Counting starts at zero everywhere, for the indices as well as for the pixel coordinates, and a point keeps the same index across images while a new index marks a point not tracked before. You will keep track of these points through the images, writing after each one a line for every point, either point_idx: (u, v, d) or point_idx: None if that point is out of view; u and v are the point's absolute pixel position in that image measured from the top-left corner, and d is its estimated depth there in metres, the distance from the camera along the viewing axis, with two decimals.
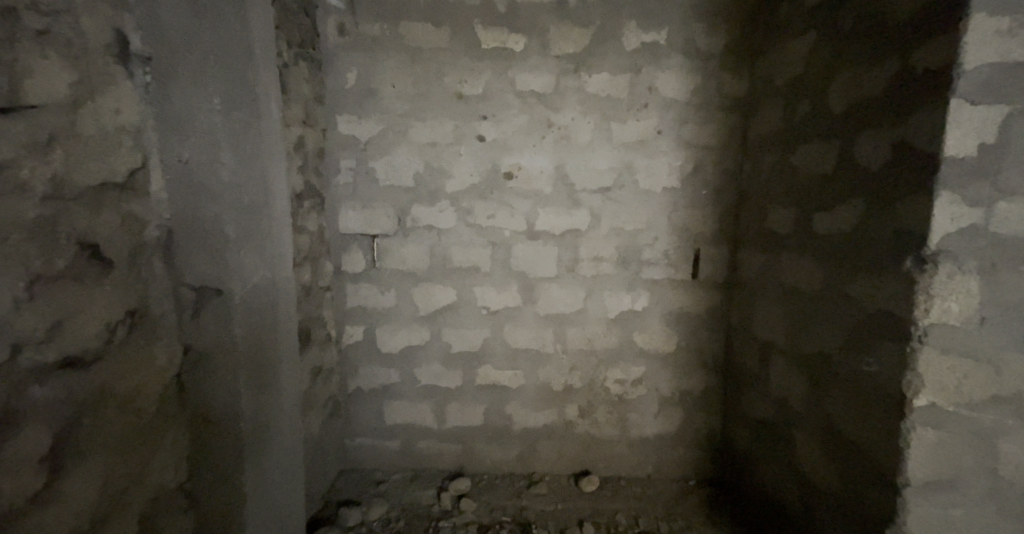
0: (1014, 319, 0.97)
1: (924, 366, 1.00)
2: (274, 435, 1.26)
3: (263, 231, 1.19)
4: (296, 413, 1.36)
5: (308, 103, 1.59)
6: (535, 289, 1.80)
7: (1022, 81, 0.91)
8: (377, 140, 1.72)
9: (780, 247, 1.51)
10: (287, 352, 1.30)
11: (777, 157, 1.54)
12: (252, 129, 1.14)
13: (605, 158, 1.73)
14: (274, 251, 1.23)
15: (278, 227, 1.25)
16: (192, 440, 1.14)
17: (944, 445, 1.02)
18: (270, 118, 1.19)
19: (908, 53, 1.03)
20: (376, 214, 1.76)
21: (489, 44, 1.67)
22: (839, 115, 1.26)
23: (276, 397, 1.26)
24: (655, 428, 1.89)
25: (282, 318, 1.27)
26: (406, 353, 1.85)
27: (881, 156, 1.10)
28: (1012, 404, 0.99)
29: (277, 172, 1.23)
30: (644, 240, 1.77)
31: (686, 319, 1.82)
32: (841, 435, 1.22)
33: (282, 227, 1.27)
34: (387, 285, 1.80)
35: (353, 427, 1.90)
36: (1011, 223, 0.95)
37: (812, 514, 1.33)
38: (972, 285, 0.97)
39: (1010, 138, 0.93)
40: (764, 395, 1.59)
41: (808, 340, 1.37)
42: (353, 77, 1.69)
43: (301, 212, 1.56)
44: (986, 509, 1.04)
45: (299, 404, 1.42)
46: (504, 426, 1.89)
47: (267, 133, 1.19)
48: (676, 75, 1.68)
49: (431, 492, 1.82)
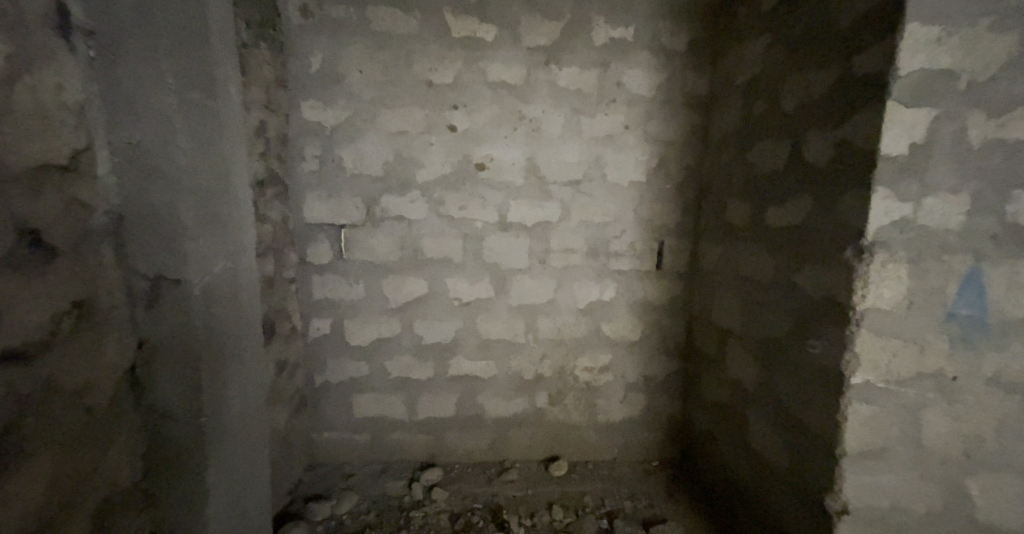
0: (935, 303, 1.09)
1: (860, 346, 1.11)
2: (237, 431, 1.22)
3: (225, 222, 1.15)
4: (260, 407, 1.32)
5: (270, 87, 1.53)
6: (506, 280, 1.82)
7: (948, 86, 1.02)
8: (343, 127, 1.67)
9: (736, 239, 1.61)
10: (250, 345, 1.25)
11: (734, 153, 1.62)
12: (212, 112, 1.10)
13: (575, 152, 1.76)
14: (235, 242, 1.19)
15: (239, 217, 1.21)
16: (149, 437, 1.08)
17: (876, 417, 1.13)
18: (228, 102, 1.15)
19: (851, 58, 1.12)
20: (343, 204, 1.72)
21: (460, 33, 1.66)
22: (790, 114, 1.35)
23: (239, 392, 1.22)
24: (621, 413, 1.96)
25: (245, 309, 1.23)
26: (375, 345, 1.82)
27: (827, 153, 1.19)
28: (932, 379, 1.12)
29: (236, 158, 1.19)
30: (612, 232, 1.82)
31: (650, 308, 1.90)
32: (788, 411, 1.33)
33: (243, 217, 1.23)
34: (355, 277, 1.77)
35: (321, 421, 1.86)
36: (935, 216, 1.06)
37: (762, 485, 1.44)
38: (902, 272, 1.08)
39: (936, 139, 1.03)
40: (720, 378, 1.70)
41: (760, 325, 1.47)
42: (317, 61, 1.63)
43: (263, 201, 1.49)
44: (912, 474, 1.15)
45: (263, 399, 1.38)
46: (476, 415, 1.91)
47: (226, 118, 1.14)
48: (642, 72, 1.73)
49: (402, 483, 1.81)
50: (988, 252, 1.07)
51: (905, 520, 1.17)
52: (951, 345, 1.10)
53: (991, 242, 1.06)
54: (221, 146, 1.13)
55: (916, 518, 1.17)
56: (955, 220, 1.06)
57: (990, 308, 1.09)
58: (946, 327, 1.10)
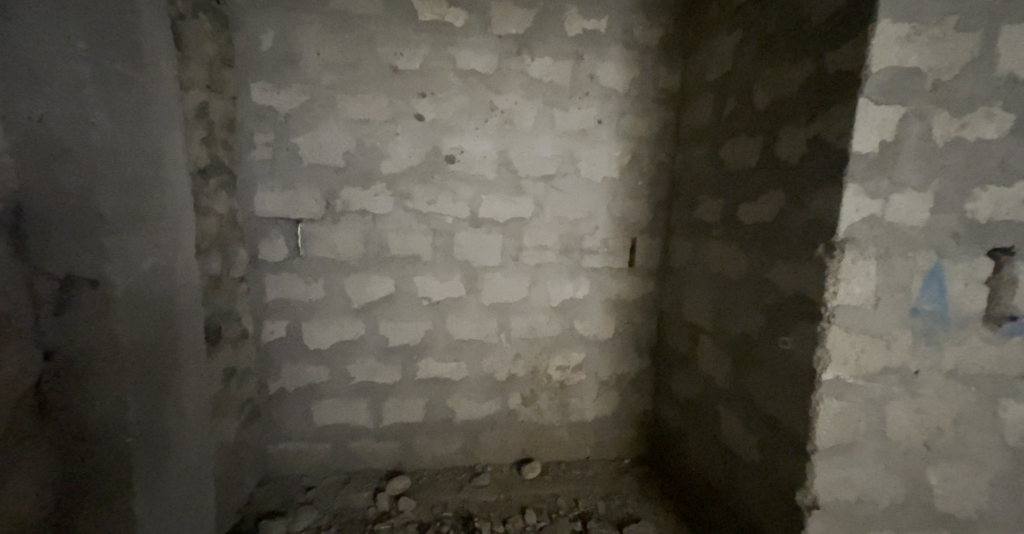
0: (900, 299, 1.11)
1: (831, 342, 1.12)
2: (177, 447, 1.10)
3: (160, 215, 1.03)
4: (200, 420, 1.20)
5: (213, 65, 1.38)
6: (477, 279, 1.74)
7: (916, 84, 1.03)
8: (299, 113, 1.55)
9: (707, 236, 1.60)
10: (188, 351, 1.14)
11: (706, 150, 1.62)
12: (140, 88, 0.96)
13: (549, 146, 1.71)
14: (171, 238, 1.07)
15: (175, 209, 1.08)
16: (58, 460, 0.94)
17: (845, 412, 1.15)
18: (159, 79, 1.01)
19: (822, 55, 1.12)
20: (300, 196, 1.59)
21: (427, 16, 1.57)
22: (761, 110, 1.35)
23: (177, 405, 1.10)
24: (594, 412, 1.94)
25: (180, 313, 1.11)
26: (337, 348, 1.71)
27: (799, 150, 1.19)
28: (896, 373, 1.14)
29: (168, 143, 1.06)
30: (585, 229, 1.79)
31: (624, 306, 1.88)
32: (760, 408, 1.33)
33: (180, 209, 1.11)
34: (313, 276, 1.65)
35: (277, 431, 1.74)
36: (901, 213, 1.07)
37: (735, 482, 1.45)
38: (871, 269, 1.09)
39: (904, 137, 1.04)
40: (692, 374, 1.70)
41: (732, 322, 1.47)
42: (269, 40, 1.50)
43: (206, 192, 1.35)
44: (878, 467, 1.18)
45: (206, 410, 1.25)
46: (446, 419, 1.83)
47: (157, 97, 1.01)
48: (615, 65, 1.70)
49: (367, 494, 1.71)
50: (949, 250, 1.09)
51: (871, 512, 1.20)
52: (914, 340, 1.13)
53: (952, 240, 1.09)
54: (151, 129, 0.99)
55: (880, 510, 1.20)
56: (921, 218, 1.08)
57: (951, 304, 1.12)
58: (910, 322, 1.12)
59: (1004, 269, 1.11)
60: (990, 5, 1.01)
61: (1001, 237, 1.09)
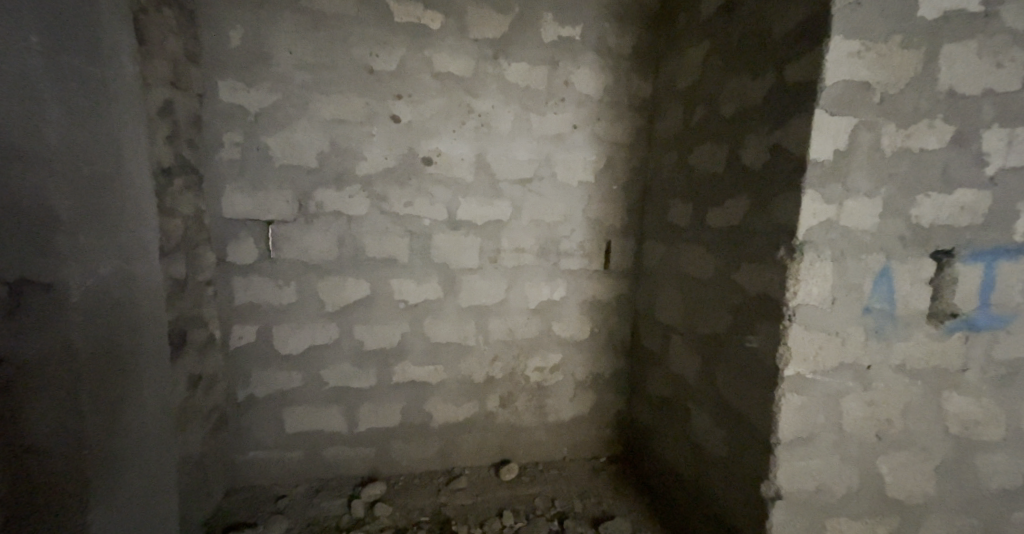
0: (854, 299, 1.19)
1: (792, 339, 1.18)
2: (135, 456, 1.07)
3: (115, 214, 1.00)
4: (160, 429, 1.16)
5: (178, 61, 1.33)
6: (455, 281, 1.74)
7: (866, 98, 1.11)
8: (270, 111, 1.51)
9: (678, 239, 1.66)
10: (148, 356, 1.12)
11: (676, 156, 1.67)
12: (91, 81, 0.93)
13: (525, 149, 1.73)
14: (127, 239, 1.04)
15: (133, 208, 1.06)
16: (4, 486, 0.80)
17: (805, 406, 1.21)
18: (109, 72, 0.99)
19: (782, 67, 1.19)
20: (271, 197, 1.55)
21: (403, 18, 1.57)
22: (727, 119, 1.41)
23: (133, 414, 1.06)
24: (570, 412, 1.97)
25: (138, 318, 1.08)
26: (310, 353, 1.67)
27: (762, 157, 1.26)
28: (851, 368, 1.22)
29: (122, 139, 1.03)
30: (561, 232, 1.81)
31: (599, 307, 1.92)
32: (727, 404, 1.39)
33: (137, 209, 1.08)
34: (285, 279, 1.61)
35: (246, 439, 1.68)
36: (854, 217, 1.15)
37: (704, 476, 1.51)
38: (827, 270, 1.16)
39: (856, 147, 1.12)
40: (663, 373, 1.75)
41: (701, 322, 1.53)
42: (237, 37, 1.46)
43: (171, 192, 1.30)
44: (836, 458, 1.25)
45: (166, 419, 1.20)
46: (423, 423, 1.82)
47: (109, 91, 0.99)
48: (590, 71, 1.74)
49: (341, 501, 1.68)
50: (897, 252, 1.18)
51: (829, 500, 1.27)
52: (866, 337, 1.21)
53: (900, 243, 1.17)
54: (100, 124, 0.96)
55: (838, 498, 1.27)
56: (871, 222, 1.16)
57: (898, 302, 1.20)
58: (862, 320, 1.20)
59: (945, 270, 1.20)
60: (930, 26, 1.09)
61: (942, 240, 1.18)
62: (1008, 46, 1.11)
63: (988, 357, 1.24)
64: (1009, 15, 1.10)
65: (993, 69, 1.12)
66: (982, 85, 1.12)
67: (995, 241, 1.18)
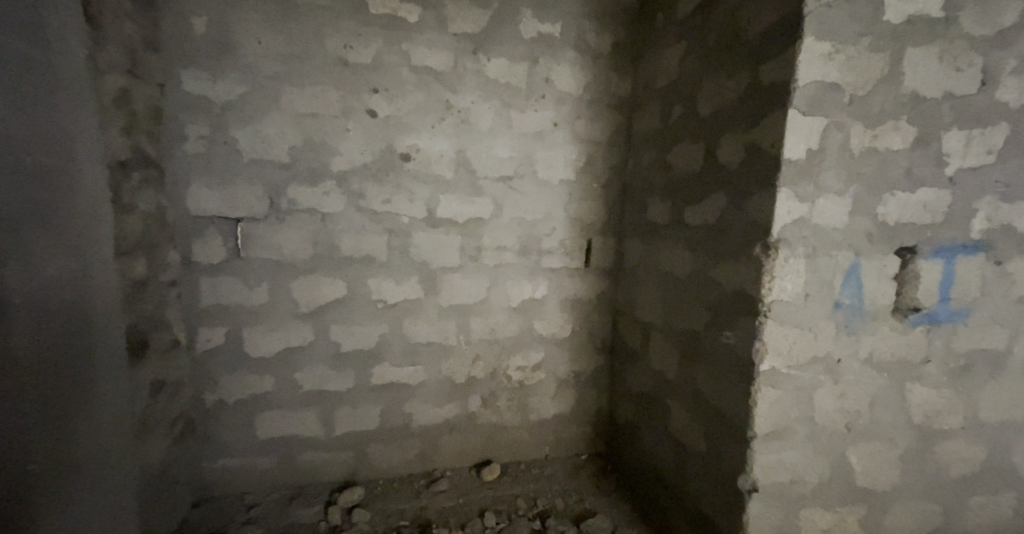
0: (825, 295, 1.23)
1: (767, 335, 1.21)
2: (89, 470, 1.00)
3: (62, 211, 0.92)
4: (115, 440, 1.09)
5: (135, 47, 1.25)
6: (435, 280, 1.71)
7: (836, 99, 1.14)
8: (238, 104, 1.44)
9: (657, 236, 1.68)
10: (102, 362, 1.05)
11: (655, 154, 1.69)
12: (36, 67, 0.87)
13: (506, 146, 1.71)
14: (76, 237, 0.97)
15: (82, 204, 0.99)
16: None
17: (780, 399, 1.25)
18: (54, 57, 0.91)
19: (757, 68, 1.22)
20: (239, 194, 1.48)
21: (379, 9, 1.52)
22: (704, 118, 1.43)
23: (86, 425, 0.99)
24: (552, 410, 1.97)
25: (90, 323, 1.01)
26: (284, 356, 1.61)
27: (738, 155, 1.28)
28: (823, 362, 1.26)
29: (71, 130, 0.96)
30: (543, 230, 1.81)
31: (580, 305, 1.92)
32: (706, 399, 1.42)
33: (88, 205, 1.01)
34: (256, 279, 1.54)
35: (214, 447, 1.61)
36: (825, 215, 1.19)
37: (683, 470, 1.53)
38: (800, 267, 1.19)
39: (827, 146, 1.15)
40: (644, 369, 1.77)
41: (679, 319, 1.55)
42: (202, 24, 1.39)
43: (130, 186, 1.22)
44: (809, 449, 1.29)
45: (123, 429, 1.13)
46: (402, 426, 1.78)
47: (55, 77, 0.92)
48: (570, 69, 1.74)
49: (317, 508, 1.63)
50: (865, 249, 1.22)
51: (803, 491, 1.31)
52: (837, 331, 1.25)
53: (868, 240, 1.22)
54: (47, 114, 0.89)
55: (810, 488, 1.31)
56: (841, 220, 1.20)
57: (866, 297, 1.25)
58: (833, 315, 1.24)
59: (910, 267, 1.25)
60: (896, 30, 1.13)
61: (906, 237, 1.23)
62: (966, 51, 1.16)
63: (949, 349, 1.30)
64: (967, 22, 1.15)
65: (953, 73, 1.17)
66: (943, 88, 1.17)
67: (954, 238, 1.24)
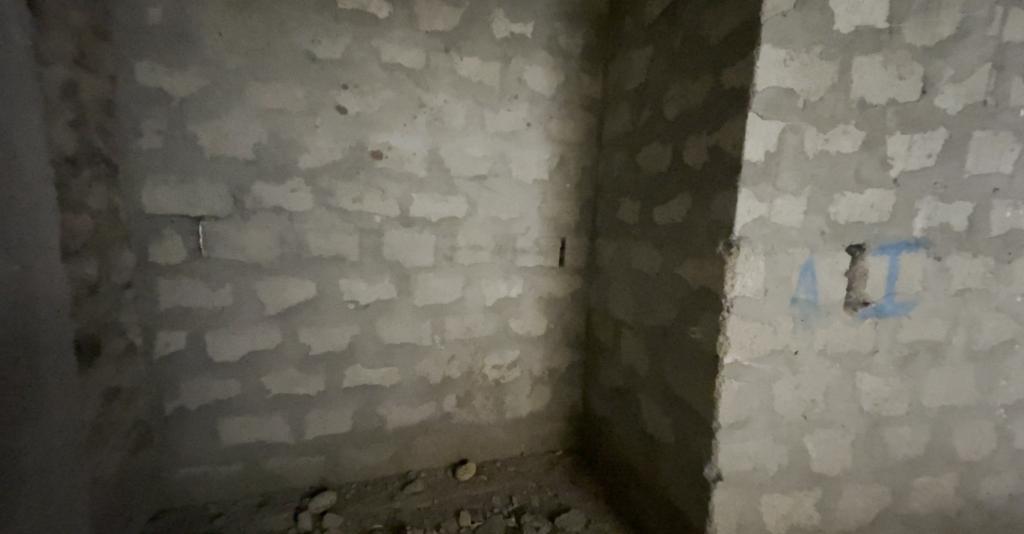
0: (783, 290, 1.29)
1: (730, 329, 1.26)
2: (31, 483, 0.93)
3: None
4: (61, 449, 1.02)
5: (84, 36, 1.18)
6: (409, 280, 1.69)
7: (791, 104, 1.20)
8: (197, 98, 1.38)
9: (627, 235, 1.72)
10: (45, 368, 0.98)
11: (625, 155, 1.73)
12: None
13: (479, 145, 1.71)
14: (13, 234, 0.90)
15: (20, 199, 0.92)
16: None
17: (743, 391, 1.31)
18: None
19: (719, 73, 1.27)
20: (200, 191, 1.42)
21: (348, 4, 1.49)
22: (671, 120, 1.48)
23: (27, 435, 0.92)
24: (527, 408, 1.99)
25: (30, 326, 0.94)
26: (250, 359, 1.56)
27: (702, 157, 1.33)
28: (781, 354, 1.32)
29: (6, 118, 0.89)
30: (517, 229, 1.82)
31: (554, 303, 1.94)
32: (674, 392, 1.47)
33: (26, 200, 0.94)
34: (219, 280, 1.48)
35: (175, 456, 1.54)
36: (782, 215, 1.25)
37: (653, 461, 1.58)
38: (760, 264, 1.25)
39: (783, 149, 1.22)
40: (616, 365, 1.81)
41: (649, 315, 1.60)
42: (157, 14, 1.32)
43: (79, 183, 1.15)
44: (769, 437, 1.36)
45: (72, 439, 1.06)
46: (376, 428, 1.75)
47: None
48: (542, 70, 1.75)
49: (287, 515, 1.58)
50: (819, 247, 1.29)
51: (764, 477, 1.38)
52: (794, 325, 1.32)
53: (821, 238, 1.29)
54: None
55: (771, 475, 1.38)
56: (797, 219, 1.26)
57: (820, 293, 1.32)
58: (790, 310, 1.31)
59: (859, 263, 1.34)
60: (846, 39, 1.21)
61: (856, 235, 1.31)
62: (907, 60, 1.25)
63: (894, 340, 1.40)
64: (908, 33, 1.24)
65: (895, 82, 1.25)
66: (887, 95, 1.26)
67: (898, 236, 1.34)
